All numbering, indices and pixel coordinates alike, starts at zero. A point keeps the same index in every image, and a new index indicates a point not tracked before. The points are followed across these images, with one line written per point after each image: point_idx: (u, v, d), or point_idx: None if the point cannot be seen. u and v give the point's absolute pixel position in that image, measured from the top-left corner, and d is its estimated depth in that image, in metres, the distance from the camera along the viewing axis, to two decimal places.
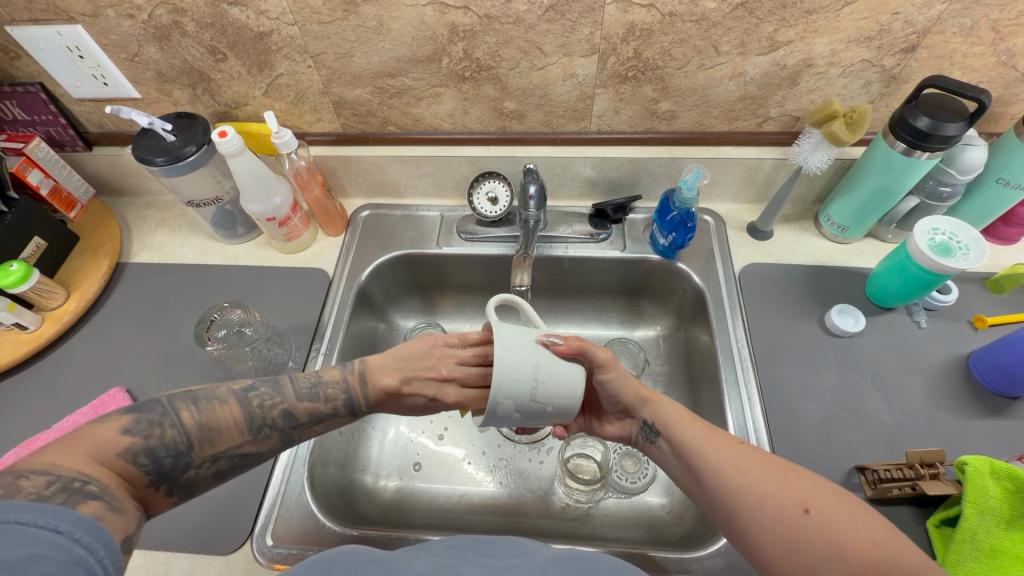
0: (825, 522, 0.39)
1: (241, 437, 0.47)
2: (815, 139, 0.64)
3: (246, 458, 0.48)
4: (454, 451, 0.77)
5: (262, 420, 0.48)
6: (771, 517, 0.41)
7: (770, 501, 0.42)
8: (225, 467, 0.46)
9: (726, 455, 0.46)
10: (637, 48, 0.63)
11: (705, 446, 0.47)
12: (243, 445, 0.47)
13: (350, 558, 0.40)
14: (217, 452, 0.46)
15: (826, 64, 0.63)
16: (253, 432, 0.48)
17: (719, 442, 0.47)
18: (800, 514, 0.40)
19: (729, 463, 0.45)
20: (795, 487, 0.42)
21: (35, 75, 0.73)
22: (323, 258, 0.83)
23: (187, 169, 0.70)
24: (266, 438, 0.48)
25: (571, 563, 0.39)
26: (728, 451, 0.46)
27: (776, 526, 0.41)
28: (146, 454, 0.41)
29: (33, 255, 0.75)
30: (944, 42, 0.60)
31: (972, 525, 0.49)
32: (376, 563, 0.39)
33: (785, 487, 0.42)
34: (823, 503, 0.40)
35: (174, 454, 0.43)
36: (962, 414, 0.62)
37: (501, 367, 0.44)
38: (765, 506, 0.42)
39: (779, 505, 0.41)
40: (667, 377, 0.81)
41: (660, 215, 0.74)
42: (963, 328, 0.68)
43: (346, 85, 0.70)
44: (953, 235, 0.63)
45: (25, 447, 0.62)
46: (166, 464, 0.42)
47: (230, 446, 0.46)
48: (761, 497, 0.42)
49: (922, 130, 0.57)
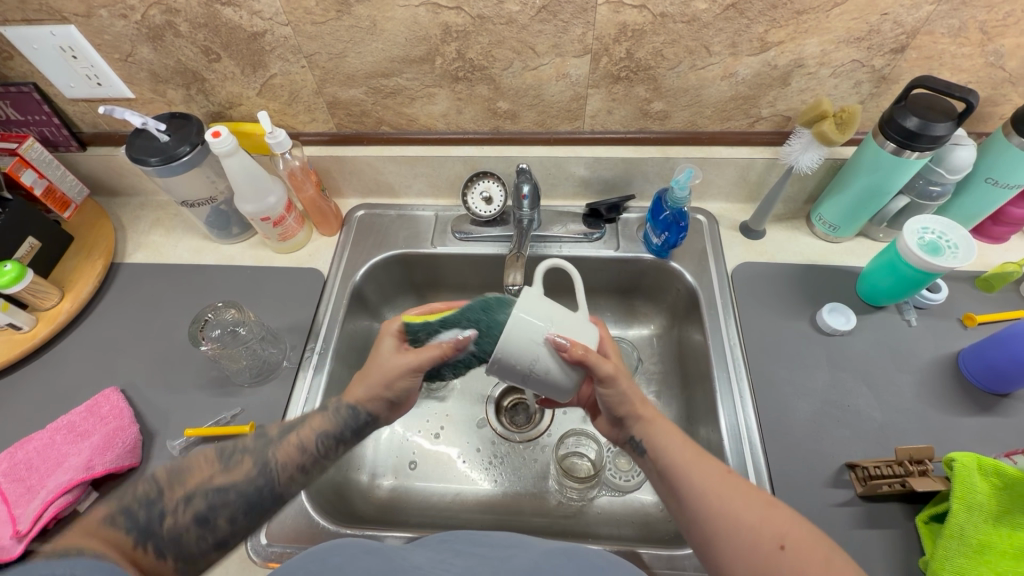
0: (800, 559, 0.40)
1: (212, 468, 0.49)
2: (806, 139, 0.65)
3: (225, 488, 0.48)
4: (449, 449, 0.77)
5: (232, 449, 0.51)
6: (747, 546, 0.42)
7: (748, 531, 0.43)
8: (201, 505, 0.46)
9: (710, 481, 0.47)
10: (629, 48, 0.63)
11: (691, 469, 0.48)
12: (214, 476, 0.49)
13: (345, 550, 0.40)
14: (189, 489, 0.47)
15: (817, 64, 0.63)
16: (225, 462, 0.50)
17: (705, 466, 0.48)
18: (775, 550, 0.41)
19: (714, 489, 0.46)
20: (775, 521, 0.43)
21: (29, 76, 0.73)
22: (317, 259, 0.83)
23: (180, 169, 0.70)
24: (237, 464, 0.50)
25: (563, 556, 0.40)
26: (713, 477, 0.47)
27: (747, 555, 0.42)
28: (123, 514, 0.42)
29: (27, 255, 0.75)
30: (932, 42, 0.60)
31: (959, 521, 0.50)
32: (372, 554, 0.39)
33: (765, 521, 0.43)
34: (799, 542, 0.41)
35: (147, 503, 0.44)
36: (951, 411, 0.62)
37: (508, 339, 0.45)
38: (742, 535, 0.43)
39: (754, 535, 0.42)
40: (660, 375, 0.81)
41: (652, 214, 0.74)
42: (953, 327, 0.69)
43: (339, 86, 0.71)
44: (942, 234, 0.63)
45: (20, 446, 0.61)
46: (143, 518, 0.43)
47: (204, 478, 0.48)
48: (740, 526, 0.43)
49: (911, 130, 0.57)
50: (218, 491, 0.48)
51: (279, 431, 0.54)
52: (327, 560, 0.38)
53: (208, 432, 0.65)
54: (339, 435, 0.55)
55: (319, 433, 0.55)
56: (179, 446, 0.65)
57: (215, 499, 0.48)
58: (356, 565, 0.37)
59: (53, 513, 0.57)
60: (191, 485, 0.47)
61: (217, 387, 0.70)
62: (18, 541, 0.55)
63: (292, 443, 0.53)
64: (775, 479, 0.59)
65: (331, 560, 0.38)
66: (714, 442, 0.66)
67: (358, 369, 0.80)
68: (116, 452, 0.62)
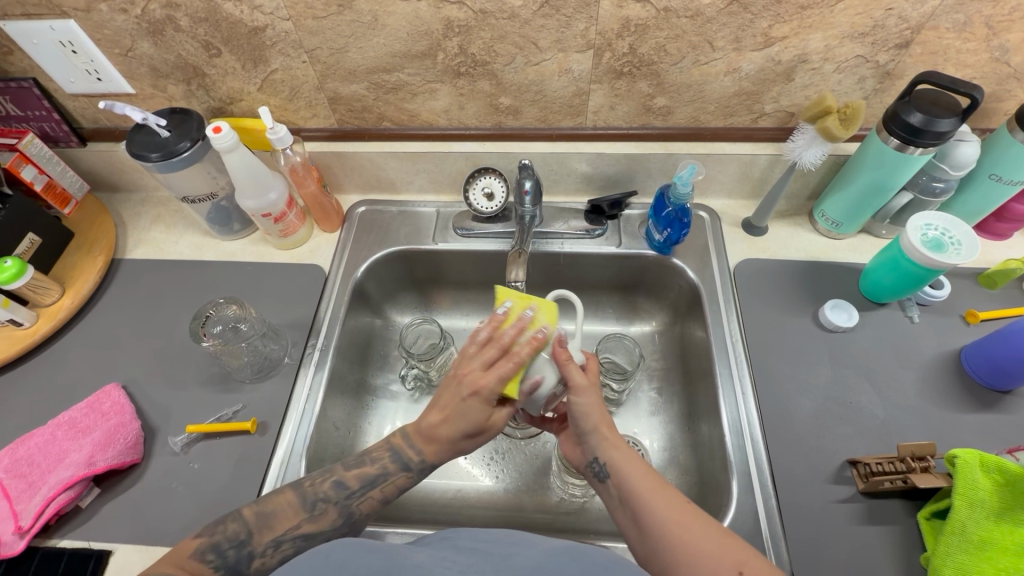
0: None
1: (298, 516, 0.51)
2: (810, 134, 0.64)
3: (309, 539, 0.51)
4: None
5: (315, 496, 0.53)
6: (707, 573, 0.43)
7: (708, 558, 0.44)
8: (289, 550, 0.50)
9: (671, 509, 0.48)
10: (632, 43, 0.63)
11: (651, 498, 0.49)
12: (301, 525, 0.51)
13: (348, 546, 0.40)
14: (278, 535, 0.50)
15: (821, 59, 0.63)
16: (309, 509, 0.52)
17: (665, 496, 0.49)
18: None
19: (675, 519, 0.47)
20: (732, 550, 0.44)
21: (28, 71, 0.73)
22: (318, 255, 0.82)
23: (181, 164, 0.70)
24: (322, 513, 0.52)
25: (566, 556, 0.39)
26: (674, 505, 0.48)
27: None
28: (212, 550, 0.48)
29: (27, 252, 0.75)
30: (937, 37, 0.60)
31: (961, 517, 0.50)
32: (374, 552, 0.39)
33: (723, 549, 0.44)
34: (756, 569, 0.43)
35: (236, 545, 0.48)
36: (954, 408, 0.62)
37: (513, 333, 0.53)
38: (701, 561, 0.44)
39: (714, 563, 0.43)
40: (661, 372, 0.81)
41: (655, 211, 0.74)
42: (955, 323, 0.69)
43: (341, 81, 0.70)
44: (945, 231, 0.63)
45: (22, 442, 0.61)
46: (231, 557, 0.48)
47: (290, 526, 0.51)
48: (700, 554, 0.44)
49: (915, 126, 0.57)
50: (304, 540, 0.51)
51: (359, 484, 0.54)
52: (330, 557, 0.38)
53: (209, 428, 0.65)
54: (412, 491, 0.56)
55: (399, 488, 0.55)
56: (181, 442, 0.65)
57: (302, 546, 0.51)
58: (358, 563, 0.37)
59: (54, 509, 0.57)
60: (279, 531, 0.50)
61: (218, 384, 0.70)
62: (20, 536, 0.56)
63: (374, 497, 0.54)
64: (777, 476, 0.59)
65: (332, 558, 0.38)
66: (715, 438, 0.66)
67: (359, 365, 0.80)
68: (116, 449, 0.62)
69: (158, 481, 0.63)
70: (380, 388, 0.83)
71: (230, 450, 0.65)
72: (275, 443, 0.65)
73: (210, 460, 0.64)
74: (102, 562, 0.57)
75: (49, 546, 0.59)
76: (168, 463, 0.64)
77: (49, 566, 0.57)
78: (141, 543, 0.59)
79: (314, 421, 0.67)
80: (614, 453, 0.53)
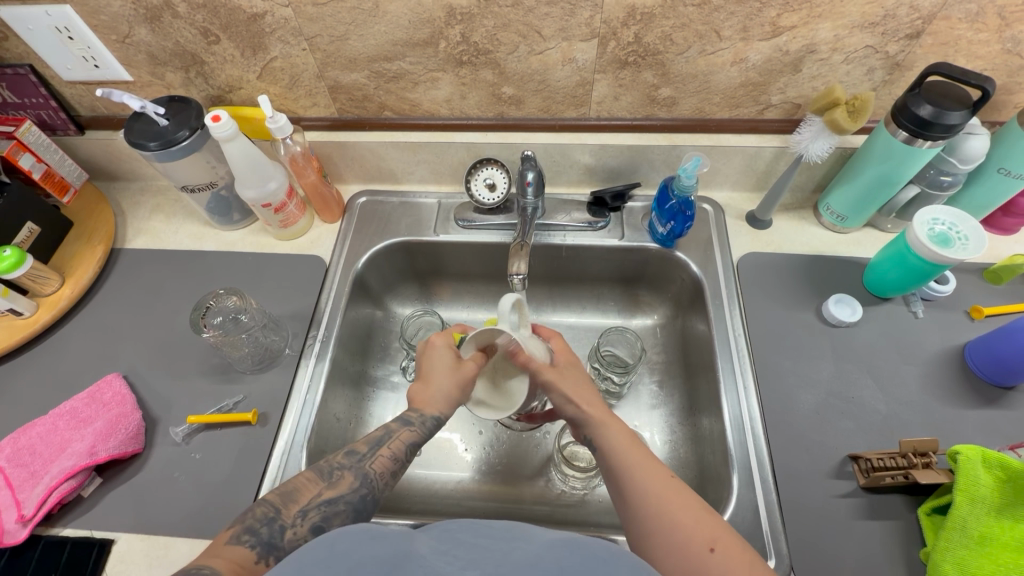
0: (727, 563, 0.42)
1: (318, 485, 0.50)
2: (817, 127, 0.63)
3: (332, 503, 0.49)
4: (454, 438, 0.78)
5: (331, 467, 0.52)
6: (680, 543, 0.44)
7: (684, 527, 0.45)
8: (317, 519, 0.48)
9: (656, 482, 0.48)
10: (637, 32, 0.62)
11: (638, 471, 0.50)
12: (322, 492, 0.49)
13: (352, 536, 0.36)
14: (303, 505, 0.48)
15: (829, 50, 0.62)
16: (327, 478, 0.51)
17: (656, 470, 0.50)
18: (704, 551, 0.43)
19: (657, 491, 0.48)
20: (709, 524, 0.45)
21: (25, 57, 0.72)
22: (319, 246, 0.82)
23: (180, 154, 0.69)
24: (340, 479, 0.51)
25: (567, 548, 0.35)
26: (661, 480, 0.49)
27: (679, 551, 0.44)
28: (246, 532, 0.44)
29: (27, 241, 0.75)
30: (949, 28, 0.59)
31: (962, 512, 0.50)
32: (378, 539, 0.35)
33: (700, 523, 0.45)
34: (728, 548, 0.43)
35: (267, 522, 0.45)
36: (957, 404, 0.62)
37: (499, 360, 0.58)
38: (677, 532, 0.45)
39: (688, 535, 0.44)
40: (662, 364, 0.81)
41: (658, 203, 0.73)
42: (960, 319, 0.68)
43: (342, 69, 0.69)
44: (952, 226, 0.62)
45: (24, 431, 0.61)
46: (265, 533, 0.44)
47: (312, 496, 0.49)
48: (677, 527, 0.45)
49: (925, 119, 0.56)
50: (328, 504, 0.49)
51: (369, 446, 0.54)
52: (330, 547, 0.35)
53: (210, 419, 0.65)
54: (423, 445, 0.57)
55: (409, 442, 0.55)
56: (182, 432, 0.65)
57: (326, 513, 0.48)
58: (360, 554, 0.33)
59: (56, 499, 0.58)
60: (302, 503, 0.48)
61: (219, 374, 0.70)
62: (23, 525, 0.57)
63: (385, 455, 0.54)
64: (778, 470, 0.59)
65: (335, 548, 0.34)
66: (717, 432, 0.66)
67: (360, 357, 0.80)
68: (118, 439, 0.62)
69: (161, 471, 0.63)
70: (381, 379, 0.83)
71: (232, 440, 0.65)
72: (276, 434, 0.65)
73: (212, 450, 0.64)
74: (104, 551, 0.58)
75: (53, 535, 0.59)
76: (170, 453, 0.64)
77: (52, 555, 0.57)
78: (144, 532, 0.59)
79: (314, 413, 0.67)
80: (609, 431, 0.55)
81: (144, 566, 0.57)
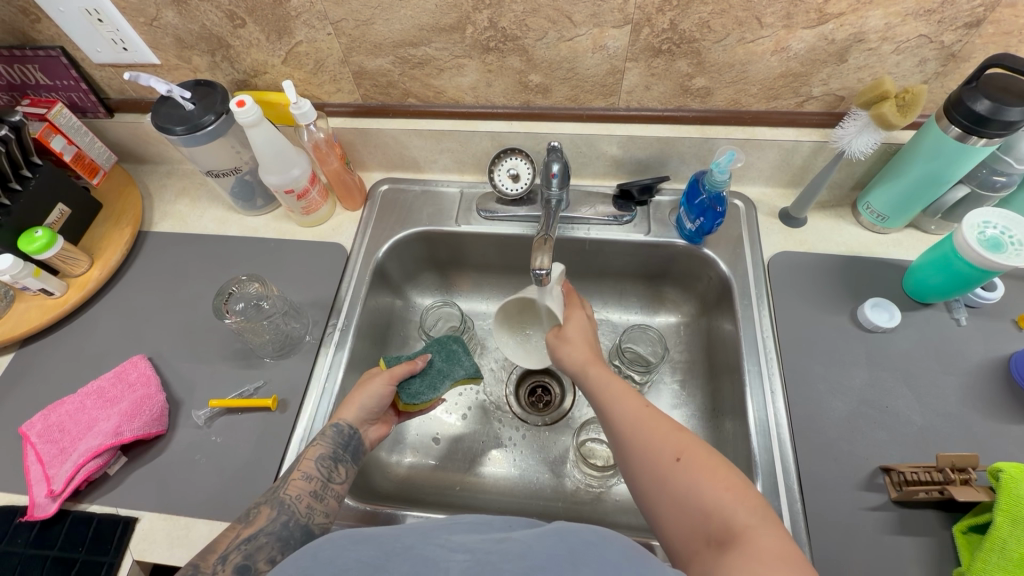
0: (693, 467, 0.43)
1: (236, 528, 0.49)
2: (862, 122, 0.60)
3: (249, 539, 0.48)
4: (452, 420, 0.78)
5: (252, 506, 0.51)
6: (650, 459, 0.45)
7: (651, 446, 0.46)
8: (240, 559, 0.46)
9: (630, 407, 0.50)
10: (673, 19, 0.59)
11: (617, 408, 0.51)
12: (238, 532, 0.49)
13: (335, 542, 0.34)
14: (219, 552, 0.46)
15: (879, 39, 0.58)
16: (245, 518, 0.50)
17: (633, 398, 0.52)
18: (671, 461, 0.44)
19: (633, 417, 0.49)
20: (676, 437, 0.46)
21: (56, 39, 0.72)
22: (341, 233, 0.81)
23: (205, 138, 0.69)
24: (256, 516, 0.50)
25: (555, 535, 0.33)
26: (634, 407, 0.50)
27: (652, 467, 0.45)
28: None
29: (58, 222, 0.76)
30: (1013, 16, 0.54)
31: (1002, 534, 0.47)
32: (366, 542, 0.33)
33: (669, 438, 0.46)
34: (694, 454, 0.44)
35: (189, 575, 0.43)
36: (998, 418, 0.59)
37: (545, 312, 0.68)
38: (648, 450, 0.46)
39: (657, 450, 0.45)
40: (685, 364, 0.79)
41: (687, 198, 0.71)
42: (1007, 328, 0.65)
43: (366, 55, 0.68)
44: (1005, 230, 0.58)
45: (54, 409, 0.64)
46: None
47: (231, 540, 0.48)
48: (650, 443, 0.46)
49: (981, 114, 0.52)
50: (248, 541, 0.48)
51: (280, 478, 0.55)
52: (315, 556, 0.33)
53: (231, 404, 0.66)
54: (335, 454, 0.57)
55: (318, 458, 0.56)
56: (204, 416, 0.66)
57: (248, 550, 0.47)
58: (344, 558, 0.32)
59: (84, 476, 0.59)
60: (221, 550, 0.47)
61: (241, 360, 0.71)
62: (52, 500, 0.59)
63: (297, 476, 0.54)
64: (805, 480, 0.57)
65: (318, 557, 0.33)
66: (740, 436, 0.64)
67: (378, 347, 0.80)
68: (142, 420, 0.63)
69: (183, 453, 0.64)
70: None
71: (253, 425, 0.65)
72: (296, 417, 0.66)
73: (233, 434, 0.65)
74: (128, 529, 0.59)
75: (80, 510, 0.61)
76: (192, 435, 0.65)
77: (78, 530, 0.59)
78: (165, 511, 0.60)
79: (333, 400, 0.67)
80: (595, 371, 0.57)
81: (166, 545, 0.58)
